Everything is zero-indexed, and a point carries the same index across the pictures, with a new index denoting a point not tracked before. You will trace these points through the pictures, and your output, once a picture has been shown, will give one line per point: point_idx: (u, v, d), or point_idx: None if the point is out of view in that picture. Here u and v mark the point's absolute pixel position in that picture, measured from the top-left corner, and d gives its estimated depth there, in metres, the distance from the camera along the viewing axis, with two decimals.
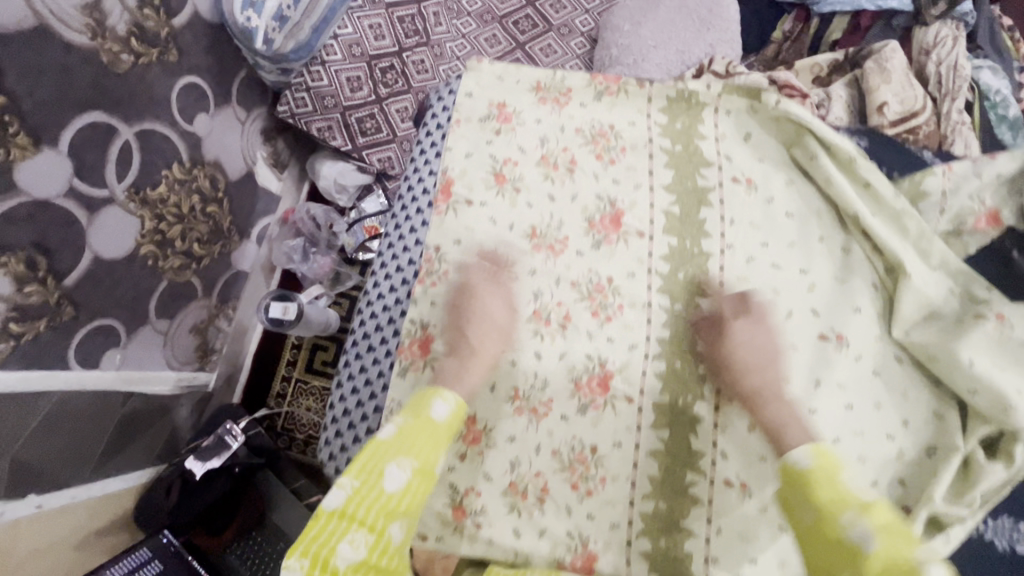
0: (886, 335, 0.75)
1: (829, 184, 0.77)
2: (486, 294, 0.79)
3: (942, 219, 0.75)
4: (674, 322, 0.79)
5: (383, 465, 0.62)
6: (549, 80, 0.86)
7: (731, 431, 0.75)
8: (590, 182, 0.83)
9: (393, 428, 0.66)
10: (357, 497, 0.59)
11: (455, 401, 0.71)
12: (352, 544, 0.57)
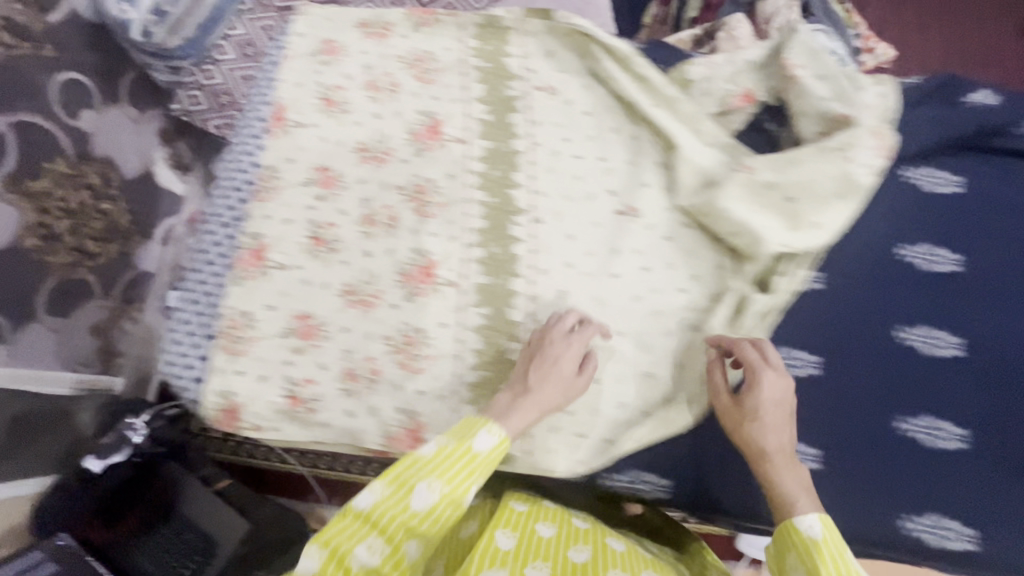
0: (671, 205, 0.85)
1: (613, 79, 0.88)
2: (557, 352, 0.74)
3: (708, 100, 0.87)
4: (489, 214, 0.86)
5: (414, 481, 0.64)
6: (372, 17, 0.95)
7: (544, 301, 0.83)
8: (408, 101, 0.91)
9: (436, 446, 0.67)
10: (383, 505, 0.64)
11: (500, 434, 0.68)
12: (430, 486, 0.64)
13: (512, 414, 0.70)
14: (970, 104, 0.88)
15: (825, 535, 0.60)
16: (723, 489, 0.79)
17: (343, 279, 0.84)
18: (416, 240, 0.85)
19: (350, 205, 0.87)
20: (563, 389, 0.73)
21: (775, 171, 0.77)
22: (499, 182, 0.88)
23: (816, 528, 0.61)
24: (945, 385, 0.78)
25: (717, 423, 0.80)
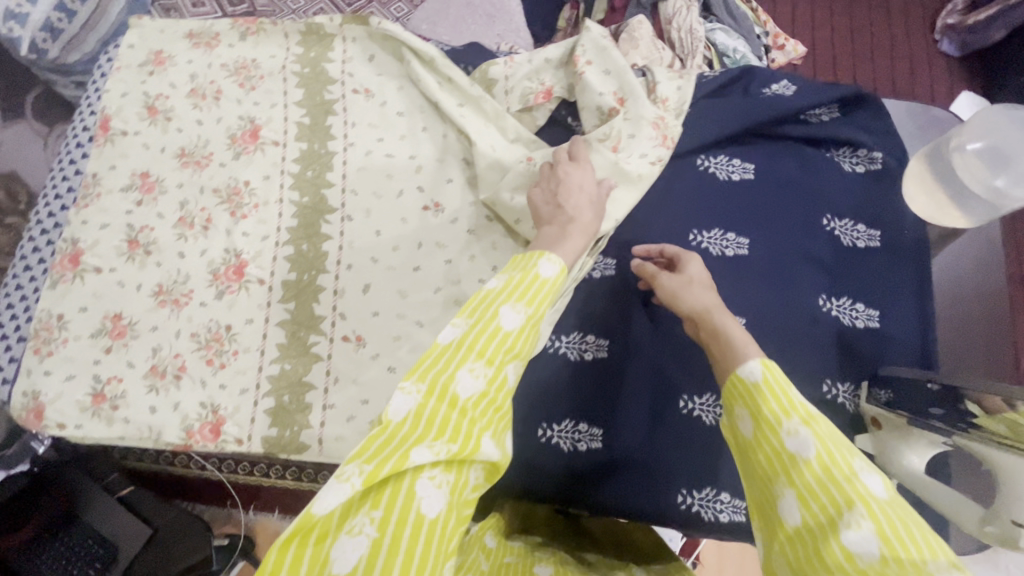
0: (475, 200, 0.89)
1: (420, 84, 0.92)
2: (574, 178, 0.75)
3: (510, 98, 0.91)
4: (301, 213, 0.90)
5: (496, 306, 0.57)
6: (200, 27, 0.99)
7: (348, 294, 0.85)
8: (231, 107, 0.95)
9: (501, 279, 0.59)
10: (472, 335, 0.55)
11: (561, 261, 0.63)
12: (515, 305, 0.56)
13: (569, 236, 0.68)
14: (762, 95, 0.92)
15: (765, 376, 0.52)
16: (525, 470, 0.80)
17: (157, 279, 0.87)
18: (229, 240, 0.88)
19: (168, 208, 0.90)
20: (593, 207, 0.73)
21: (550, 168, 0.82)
22: (312, 182, 0.91)
23: (755, 373, 0.53)
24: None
25: (518, 405, 0.82)
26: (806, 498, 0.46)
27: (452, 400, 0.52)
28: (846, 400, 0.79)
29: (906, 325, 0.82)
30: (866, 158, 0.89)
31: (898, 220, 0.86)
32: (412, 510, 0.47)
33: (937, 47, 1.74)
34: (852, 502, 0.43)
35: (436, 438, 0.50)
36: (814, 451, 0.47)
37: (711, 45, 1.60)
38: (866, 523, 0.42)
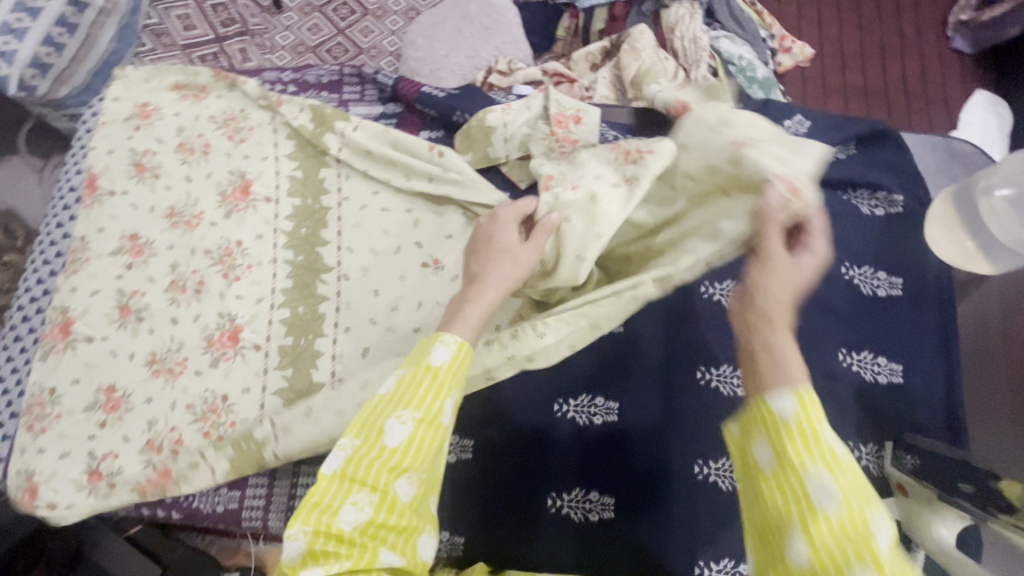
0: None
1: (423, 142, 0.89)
2: (496, 228, 0.71)
3: (509, 146, 0.88)
4: (296, 273, 0.87)
5: (382, 421, 0.59)
6: (186, 78, 0.96)
7: (348, 359, 0.83)
8: (219, 163, 0.91)
9: (395, 379, 0.61)
10: (357, 458, 0.58)
11: (457, 342, 0.62)
12: (398, 419, 0.58)
13: (467, 300, 0.66)
14: None
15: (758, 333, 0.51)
16: (545, 544, 0.76)
17: (150, 347, 0.84)
18: (222, 304, 0.85)
19: (160, 272, 0.87)
20: (509, 260, 0.68)
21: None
22: (305, 240, 0.88)
23: (788, 405, 0.47)
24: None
25: (526, 473, 0.79)
26: (815, 537, 0.44)
27: (335, 536, 0.55)
28: (871, 464, 0.75)
29: (932, 380, 0.77)
30: (885, 200, 0.85)
31: (920, 264, 0.82)
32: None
33: (949, 44, 1.67)
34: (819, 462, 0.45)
35: (331, 561, 0.54)
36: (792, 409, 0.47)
37: (716, 53, 1.53)
38: (829, 486, 0.45)
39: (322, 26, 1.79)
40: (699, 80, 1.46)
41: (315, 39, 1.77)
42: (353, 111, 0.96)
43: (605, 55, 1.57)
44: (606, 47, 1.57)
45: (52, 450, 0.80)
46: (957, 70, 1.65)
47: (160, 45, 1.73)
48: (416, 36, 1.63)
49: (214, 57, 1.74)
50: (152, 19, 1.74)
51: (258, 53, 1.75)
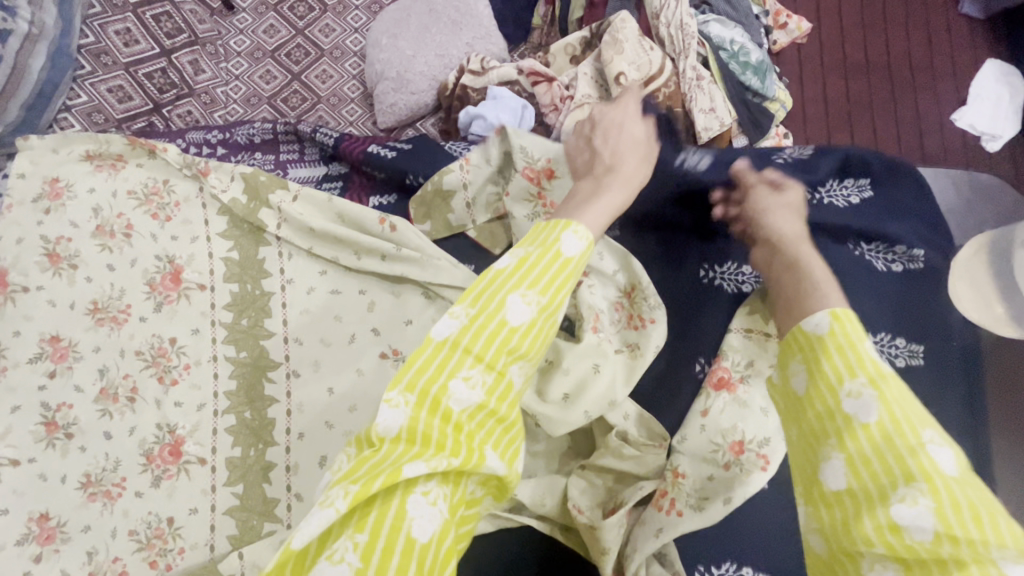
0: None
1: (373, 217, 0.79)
2: (623, 121, 0.72)
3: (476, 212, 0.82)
4: (239, 372, 0.77)
5: (503, 295, 0.52)
6: (99, 146, 0.84)
7: (303, 470, 0.74)
8: (144, 247, 0.80)
9: (516, 257, 0.54)
10: (474, 327, 0.50)
11: (588, 235, 0.57)
12: (524, 296, 0.52)
13: (606, 189, 0.64)
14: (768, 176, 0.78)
15: (833, 327, 0.50)
16: None
17: (82, 467, 0.75)
18: (160, 412, 0.76)
19: (86, 379, 0.77)
20: (637, 161, 0.68)
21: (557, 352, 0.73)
22: (246, 333, 0.78)
23: (821, 321, 0.51)
24: (750, 526, 0.70)
25: None
26: (856, 463, 0.44)
27: (440, 415, 0.48)
28: None
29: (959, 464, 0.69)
30: (904, 254, 0.74)
31: (945, 328, 0.72)
32: (400, 533, 0.43)
33: (957, 8, 1.49)
34: (861, 374, 0.47)
35: (434, 455, 0.46)
36: (875, 416, 0.45)
37: (705, 39, 1.33)
38: (868, 394, 0.46)
39: (278, 29, 1.42)
40: (689, 71, 1.25)
41: (273, 46, 1.40)
42: (293, 173, 0.95)
43: (586, 46, 1.33)
44: (586, 37, 1.32)
45: None
46: (967, 39, 1.46)
47: (100, 66, 1.28)
48: (378, 35, 1.36)
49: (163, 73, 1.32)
50: (87, 38, 1.29)
51: (214, 64, 1.36)
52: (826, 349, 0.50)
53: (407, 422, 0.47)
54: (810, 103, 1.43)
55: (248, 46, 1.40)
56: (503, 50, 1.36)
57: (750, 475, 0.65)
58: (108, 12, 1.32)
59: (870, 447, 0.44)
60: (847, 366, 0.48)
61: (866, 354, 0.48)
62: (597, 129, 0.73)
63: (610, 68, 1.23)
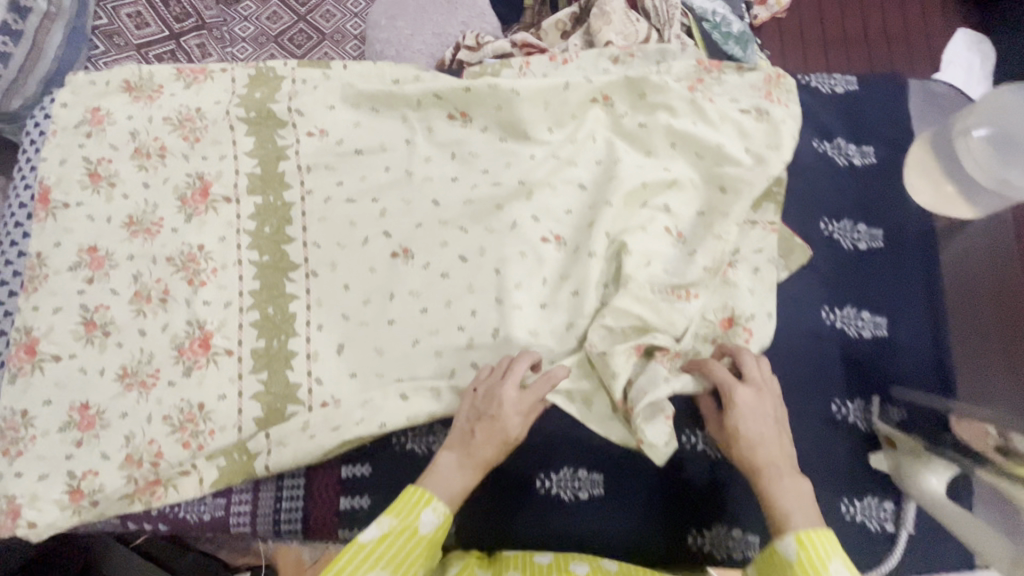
0: (448, 239, 0.83)
1: (401, 125, 0.88)
2: (498, 390, 0.71)
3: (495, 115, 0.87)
4: (264, 273, 0.84)
5: (415, 517, 0.66)
6: (138, 78, 0.91)
7: (322, 357, 0.81)
8: (174, 164, 0.88)
9: (432, 521, 0.66)
10: (392, 532, 0.64)
11: (444, 513, 0.66)
12: (431, 510, 0.66)
13: (462, 462, 0.69)
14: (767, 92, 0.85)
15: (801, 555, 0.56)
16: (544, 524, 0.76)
17: (121, 359, 0.82)
18: (191, 309, 0.83)
19: (124, 281, 0.84)
20: (502, 429, 0.70)
21: (577, 237, 0.82)
22: (270, 239, 0.85)
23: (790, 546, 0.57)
24: None
25: (532, 453, 0.77)
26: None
27: None
28: (860, 420, 0.74)
29: (917, 331, 0.76)
30: (858, 151, 0.82)
31: (901, 215, 0.80)
32: None
33: None
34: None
35: None
36: None
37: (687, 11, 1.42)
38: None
39: (281, 15, 1.50)
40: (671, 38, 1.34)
41: (276, 30, 1.48)
42: None
43: (575, 19, 1.42)
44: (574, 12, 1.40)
45: (29, 471, 0.78)
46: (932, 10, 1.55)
47: (114, 46, 1.37)
48: (376, 17, 1.43)
49: (172, 54, 1.41)
50: (101, 19, 1.38)
51: (221, 47, 1.43)
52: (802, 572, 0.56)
53: None
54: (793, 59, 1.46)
55: (253, 30, 1.48)
56: (496, 29, 1.45)
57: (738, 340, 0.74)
58: None
59: None
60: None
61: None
62: (481, 393, 0.73)
63: (597, 39, 1.32)
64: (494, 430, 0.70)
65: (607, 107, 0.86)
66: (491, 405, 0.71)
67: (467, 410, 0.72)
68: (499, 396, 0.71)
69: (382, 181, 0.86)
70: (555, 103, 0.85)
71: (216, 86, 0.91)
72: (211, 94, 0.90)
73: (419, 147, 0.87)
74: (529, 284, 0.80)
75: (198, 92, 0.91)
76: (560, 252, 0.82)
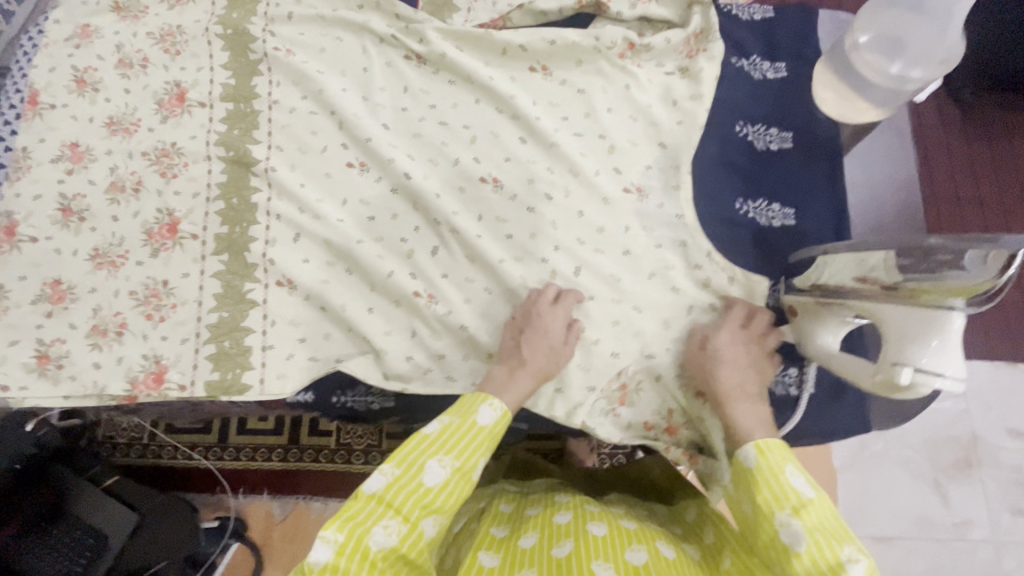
0: (395, 157, 0.88)
1: (360, 54, 0.95)
2: (544, 320, 0.79)
3: (446, 63, 0.92)
4: (230, 170, 0.91)
5: (475, 409, 0.70)
6: (127, 0, 1.01)
7: (280, 243, 0.87)
8: (155, 73, 0.96)
9: (487, 419, 0.70)
10: (451, 429, 0.69)
11: (501, 407, 0.71)
12: (490, 404, 0.70)
13: (517, 380, 0.75)
14: (701, 62, 0.90)
15: (759, 463, 0.65)
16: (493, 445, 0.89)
17: (94, 242, 0.88)
18: (162, 199, 0.90)
19: (101, 173, 0.91)
20: (551, 352, 0.78)
21: (513, 177, 0.88)
22: (235, 141, 0.92)
23: (750, 455, 0.66)
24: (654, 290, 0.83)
25: None
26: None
27: (410, 490, 0.65)
28: (769, 296, 0.82)
29: (823, 221, 0.84)
30: (771, 66, 0.91)
31: (810, 121, 0.89)
32: (365, 546, 0.61)
33: None
34: (786, 505, 0.62)
35: (392, 516, 0.63)
36: (805, 546, 0.59)
37: None
38: (794, 523, 0.60)
39: None
40: None
41: None
42: None
43: None
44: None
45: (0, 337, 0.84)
46: None
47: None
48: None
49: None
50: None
51: None
52: (758, 483, 0.64)
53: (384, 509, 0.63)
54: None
55: None
56: None
57: (649, 248, 0.85)
58: None
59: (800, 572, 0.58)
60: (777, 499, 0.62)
61: (790, 486, 0.63)
62: (524, 329, 0.80)
63: None
64: (538, 353, 0.78)
65: (546, 76, 0.93)
66: (535, 326, 0.79)
67: (506, 334, 0.81)
68: (542, 318, 0.79)
69: (343, 93, 0.93)
70: (495, 63, 0.93)
71: (198, 9, 1.00)
72: (193, 16, 0.99)
73: (375, 75, 0.93)
74: (472, 196, 0.88)
75: (180, 14, 1.00)
76: (497, 193, 0.88)
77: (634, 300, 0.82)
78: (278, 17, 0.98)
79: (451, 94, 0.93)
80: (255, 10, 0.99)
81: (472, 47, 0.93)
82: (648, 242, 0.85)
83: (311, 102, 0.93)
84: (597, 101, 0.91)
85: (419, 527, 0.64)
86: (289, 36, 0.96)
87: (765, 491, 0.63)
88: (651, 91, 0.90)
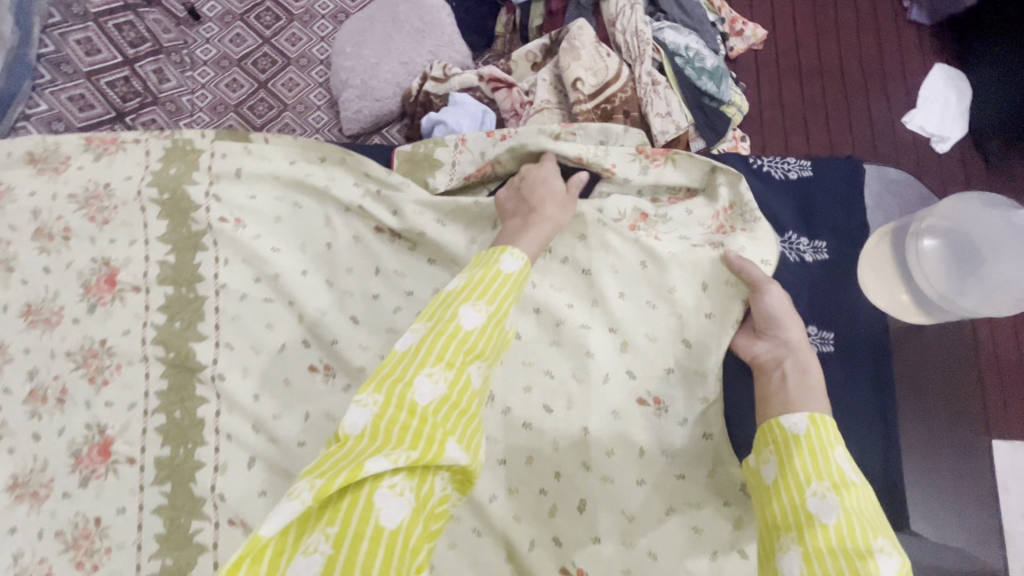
0: (366, 365, 0.75)
1: (324, 224, 0.82)
2: (543, 177, 0.77)
3: (427, 239, 0.80)
4: (172, 374, 0.77)
5: (499, 256, 0.63)
6: (43, 149, 0.84)
7: (230, 472, 0.74)
8: (79, 246, 0.81)
9: (511, 264, 0.63)
10: (477, 279, 0.60)
11: (524, 259, 0.65)
12: (514, 252, 0.64)
13: (529, 230, 0.70)
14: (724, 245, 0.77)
15: (809, 430, 0.56)
16: None
17: (11, 467, 0.75)
18: (93, 411, 0.76)
19: (19, 378, 0.77)
20: (561, 206, 0.74)
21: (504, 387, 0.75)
22: (177, 337, 0.78)
23: (799, 422, 0.57)
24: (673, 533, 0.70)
25: None
26: (810, 556, 0.48)
27: (447, 335, 0.55)
28: None
29: (869, 449, 0.72)
30: (810, 245, 0.79)
31: (852, 317, 0.76)
32: (406, 402, 0.51)
33: (904, 16, 1.30)
34: (826, 478, 0.53)
35: (438, 366, 0.53)
36: (835, 518, 0.50)
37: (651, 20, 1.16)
38: (830, 496, 0.51)
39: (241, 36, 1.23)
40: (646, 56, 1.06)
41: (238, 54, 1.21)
42: None
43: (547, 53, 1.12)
44: (546, 44, 1.11)
45: None
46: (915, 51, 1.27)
47: (60, 75, 1.15)
48: (341, 43, 1.18)
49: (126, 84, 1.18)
50: (53, 16, 1.18)
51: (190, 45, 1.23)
52: (797, 449, 0.56)
53: (429, 365, 0.53)
54: (770, 111, 1.24)
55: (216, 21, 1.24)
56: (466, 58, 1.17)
57: (666, 475, 0.72)
58: (70, 22, 1.19)
59: (818, 546, 0.49)
60: (814, 470, 0.54)
61: (834, 462, 0.54)
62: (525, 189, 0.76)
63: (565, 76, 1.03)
64: (556, 206, 0.74)
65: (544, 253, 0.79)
66: (565, 206, 0.75)
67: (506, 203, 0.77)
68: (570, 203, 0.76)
69: (306, 277, 0.79)
70: (483, 238, 0.80)
71: (130, 161, 0.84)
72: (123, 170, 0.83)
73: (339, 255, 0.80)
74: None
75: (108, 166, 0.83)
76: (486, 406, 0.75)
77: (647, 547, 0.70)
78: (223, 175, 0.82)
79: (432, 278, 0.79)
80: (197, 165, 0.83)
81: (454, 217, 0.81)
82: (667, 471, 0.72)
83: (266, 288, 0.79)
84: (604, 287, 0.77)
85: (461, 372, 0.55)
86: (241, 199, 0.82)
87: (802, 458, 0.55)
88: (668, 275, 0.76)
